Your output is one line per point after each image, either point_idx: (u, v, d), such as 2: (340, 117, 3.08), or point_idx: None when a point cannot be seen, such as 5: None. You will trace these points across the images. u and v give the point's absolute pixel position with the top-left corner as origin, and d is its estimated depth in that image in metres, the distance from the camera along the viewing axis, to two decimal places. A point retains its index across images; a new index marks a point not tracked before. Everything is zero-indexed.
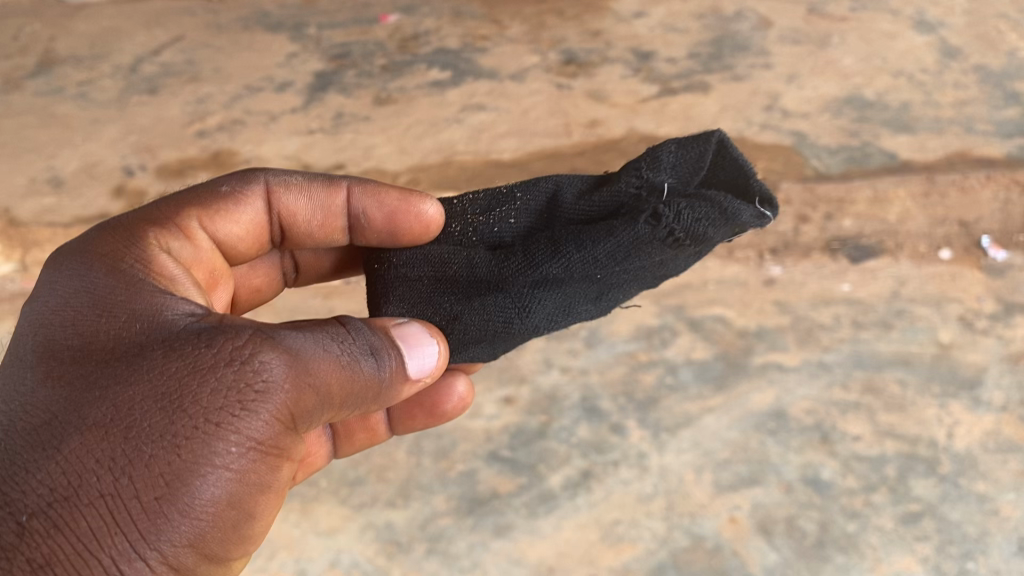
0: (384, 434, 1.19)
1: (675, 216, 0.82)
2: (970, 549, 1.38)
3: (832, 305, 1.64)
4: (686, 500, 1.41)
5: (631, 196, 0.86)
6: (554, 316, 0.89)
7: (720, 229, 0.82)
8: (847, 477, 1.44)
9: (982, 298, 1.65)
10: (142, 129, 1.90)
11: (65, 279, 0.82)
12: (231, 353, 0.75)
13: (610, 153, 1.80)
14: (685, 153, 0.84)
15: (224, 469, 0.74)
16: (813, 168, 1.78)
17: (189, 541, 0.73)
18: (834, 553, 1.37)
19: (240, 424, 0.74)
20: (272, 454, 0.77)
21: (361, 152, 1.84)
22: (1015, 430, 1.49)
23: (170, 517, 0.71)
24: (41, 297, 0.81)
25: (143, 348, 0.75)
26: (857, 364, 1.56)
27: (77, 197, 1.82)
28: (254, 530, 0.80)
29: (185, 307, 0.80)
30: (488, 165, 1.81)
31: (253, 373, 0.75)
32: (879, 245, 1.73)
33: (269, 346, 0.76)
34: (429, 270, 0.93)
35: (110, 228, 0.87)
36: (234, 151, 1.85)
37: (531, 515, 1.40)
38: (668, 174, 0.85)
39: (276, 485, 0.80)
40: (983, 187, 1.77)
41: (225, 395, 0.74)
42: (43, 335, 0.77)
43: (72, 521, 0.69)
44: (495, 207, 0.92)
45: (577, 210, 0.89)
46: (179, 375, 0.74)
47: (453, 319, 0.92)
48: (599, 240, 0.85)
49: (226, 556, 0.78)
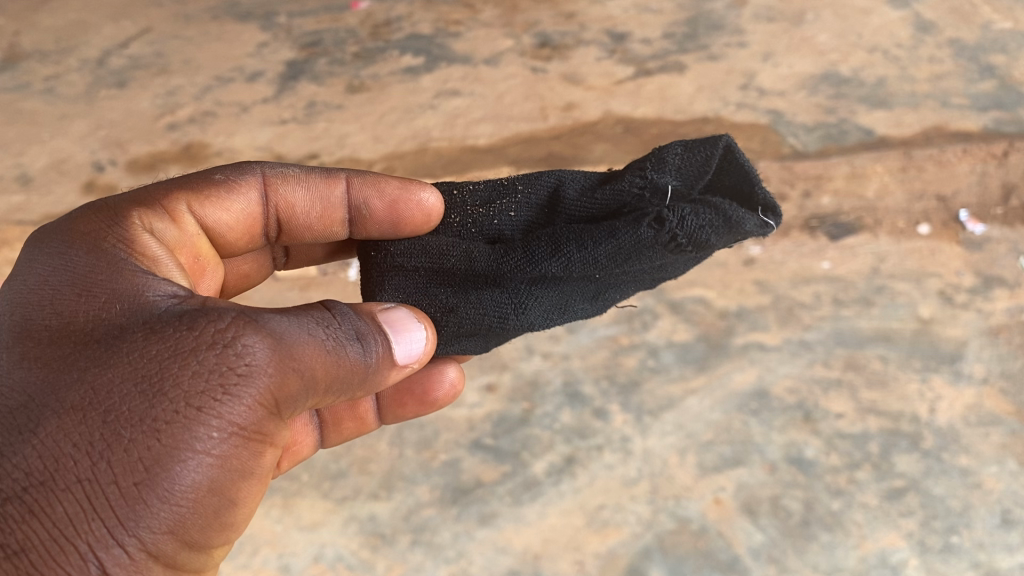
0: (373, 423, 1.17)
1: (678, 221, 0.79)
2: (954, 523, 1.37)
3: (812, 283, 1.64)
4: (670, 483, 1.40)
5: (634, 196, 0.83)
6: (550, 313, 0.88)
7: (722, 237, 0.78)
8: (830, 455, 1.43)
9: (961, 272, 1.66)
10: (112, 123, 1.85)
11: (44, 258, 0.77)
12: (215, 334, 0.70)
13: (585, 136, 1.78)
14: (692, 156, 0.80)
15: (205, 455, 0.68)
16: (789, 147, 1.76)
17: (169, 528, 0.67)
18: (819, 532, 1.36)
19: (223, 408, 0.68)
20: (254, 439, 0.71)
21: (335, 141, 1.79)
22: (996, 402, 1.50)
23: (149, 504, 0.66)
24: (19, 275, 0.76)
25: (123, 330, 0.70)
26: (838, 342, 1.56)
27: (47, 194, 1.76)
28: (236, 519, 0.74)
29: (168, 289, 0.75)
30: (464, 151, 1.77)
31: (235, 356, 0.69)
32: (858, 221, 1.75)
33: (252, 329, 0.71)
34: (426, 261, 0.90)
35: (93, 207, 0.83)
36: (205, 144, 1.80)
37: (516, 503, 1.38)
38: (673, 177, 0.81)
39: (260, 471, 0.74)
40: (960, 161, 1.75)
41: (210, 375, 0.68)
42: (21, 314, 0.72)
43: (47, 505, 0.64)
44: (496, 199, 0.89)
45: (580, 208, 0.86)
46: (161, 358, 0.68)
47: (449, 312, 0.90)
48: (601, 241, 0.82)
49: (208, 545, 0.72)
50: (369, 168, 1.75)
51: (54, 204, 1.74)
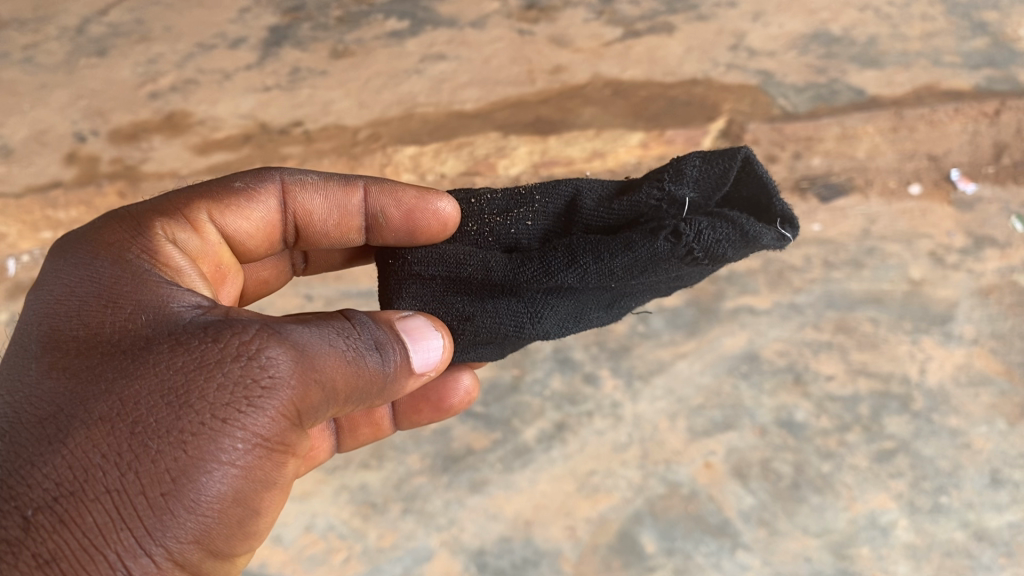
0: (389, 428, 1.16)
1: (695, 235, 0.77)
2: (943, 483, 1.37)
3: (803, 246, 1.63)
4: (661, 448, 1.40)
5: (652, 207, 0.81)
6: (566, 322, 0.87)
7: (739, 250, 0.77)
8: (820, 418, 1.43)
9: (952, 233, 1.66)
10: (93, 92, 1.76)
11: (70, 269, 0.77)
12: (241, 345, 0.70)
13: (574, 100, 1.75)
14: (710, 168, 0.78)
15: (230, 466, 0.68)
16: (779, 108, 1.74)
17: (195, 537, 0.67)
18: (809, 494, 1.36)
19: (249, 419, 0.69)
20: (277, 449, 0.71)
21: (319, 108, 1.76)
22: (987, 362, 1.49)
23: (177, 514, 0.65)
24: (46, 285, 0.76)
25: (149, 341, 0.70)
26: (829, 305, 1.55)
27: (28, 165, 1.75)
28: (258, 527, 0.74)
29: (192, 299, 0.75)
30: (450, 118, 1.76)
31: (259, 368, 0.69)
32: (849, 182, 1.76)
33: (276, 341, 0.71)
34: (443, 269, 0.88)
35: (117, 216, 0.84)
36: (189, 113, 1.77)
37: (507, 470, 1.38)
38: (690, 188, 0.79)
39: (281, 481, 0.74)
40: (951, 121, 1.75)
41: (237, 385, 0.69)
42: (49, 325, 0.72)
43: (77, 516, 0.63)
44: (513, 208, 0.88)
45: (596, 217, 0.85)
46: (187, 370, 0.69)
47: (465, 320, 0.88)
48: (617, 253, 0.80)
49: (230, 554, 0.73)
50: (355, 137, 1.76)
51: (36, 176, 1.75)
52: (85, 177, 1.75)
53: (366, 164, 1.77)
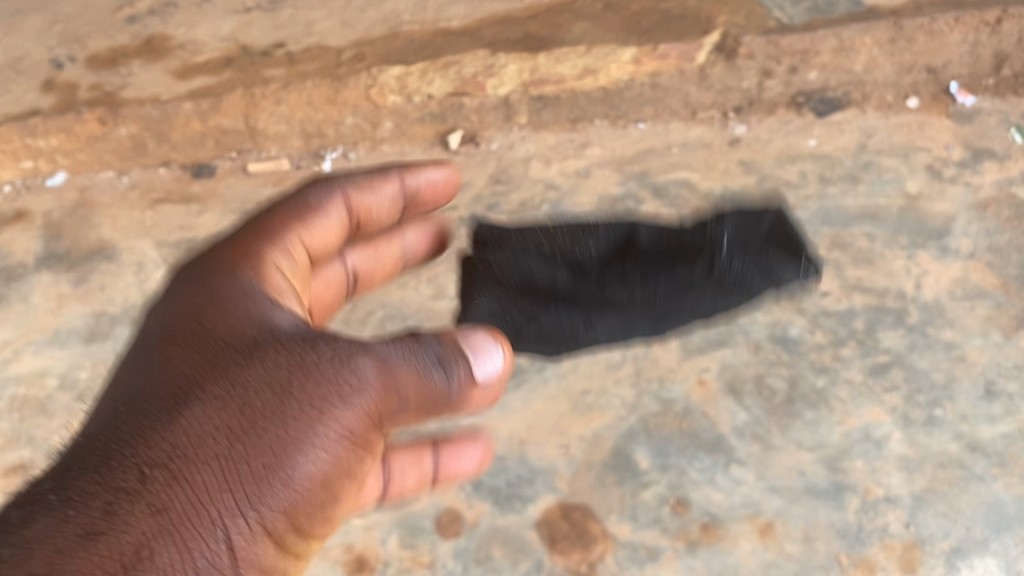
0: None
1: (734, 264, 0.91)
2: (937, 397, 1.35)
3: (798, 162, 1.61)
4: (654, 366, 1.40)
5: (699, 241, 0.94)
6: (614, 335, 0.92)
7: (769, 283, 0.91)
8: (815, 333, 1.41)
9: (950, 146, 1.62)
10: (69, 18, 1.74)
11: (179, 287, 0.80)
12: (344, 351, 0.72)
13: (563, 15, 1.64)
14: (747, 220, 0.96)
15: (317, 455, 0.69)
16: (775, 21, 1.63)
17: (282, 514, 0.68)
18: (803, 410, 1.35)
19: (343, 414, 0.69)
20: (360, 449, 0.71)
21: (301, 28, 1.69)
22: (983, 276, 1.46)
23: (268, 491, 0.67)
24: (168, 300, 0.79)
25: (254, 346, 0.72)
26: (824, 221, 1.53)
27: (5, 93, 1.68)
28: (336, 517, 0.74)
29: (292, 318, 0.77)
30: (435, 36, 1.65)
31: (350, 374, 0.70)
32: (845, 97, 1.69)
33: (366, 353, 0.71)
34: (516, 275, 0.95)
35: (222, 246, 0.86)
36: (168, 37, 1.70)
37: (502, 391, 1.39)
38: (729, 228, 0.95)
39: (359, 479, 0.74)
40: (951, 31, 1.63)
41: (337, 382, 0.70)
42: (168, 324, 0.76)
43: (172, 484, 0.65)
44: (579, 234, 0.98)
45: (650, 247, 0.96)
46: (285, 371, 0.70)
47: (531, 320, 0.92)
48: (665, 276, 0.92)
49: (304, 546, 0.73)
50: (337, 56, 1.65)
51: (13, 104, 1.67)
52: (63, 105, 1.65)
53: (350, 85, 1.63)
